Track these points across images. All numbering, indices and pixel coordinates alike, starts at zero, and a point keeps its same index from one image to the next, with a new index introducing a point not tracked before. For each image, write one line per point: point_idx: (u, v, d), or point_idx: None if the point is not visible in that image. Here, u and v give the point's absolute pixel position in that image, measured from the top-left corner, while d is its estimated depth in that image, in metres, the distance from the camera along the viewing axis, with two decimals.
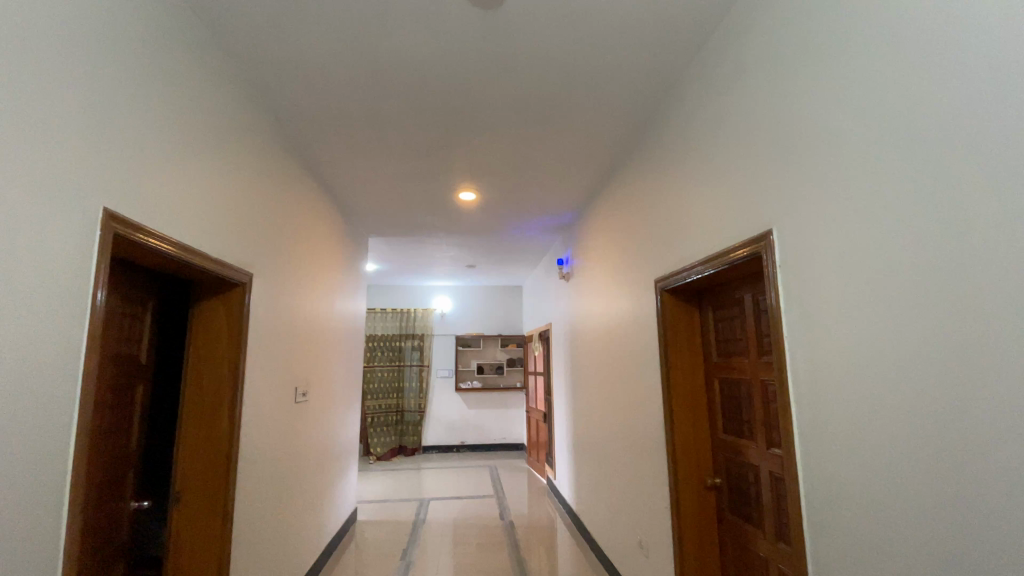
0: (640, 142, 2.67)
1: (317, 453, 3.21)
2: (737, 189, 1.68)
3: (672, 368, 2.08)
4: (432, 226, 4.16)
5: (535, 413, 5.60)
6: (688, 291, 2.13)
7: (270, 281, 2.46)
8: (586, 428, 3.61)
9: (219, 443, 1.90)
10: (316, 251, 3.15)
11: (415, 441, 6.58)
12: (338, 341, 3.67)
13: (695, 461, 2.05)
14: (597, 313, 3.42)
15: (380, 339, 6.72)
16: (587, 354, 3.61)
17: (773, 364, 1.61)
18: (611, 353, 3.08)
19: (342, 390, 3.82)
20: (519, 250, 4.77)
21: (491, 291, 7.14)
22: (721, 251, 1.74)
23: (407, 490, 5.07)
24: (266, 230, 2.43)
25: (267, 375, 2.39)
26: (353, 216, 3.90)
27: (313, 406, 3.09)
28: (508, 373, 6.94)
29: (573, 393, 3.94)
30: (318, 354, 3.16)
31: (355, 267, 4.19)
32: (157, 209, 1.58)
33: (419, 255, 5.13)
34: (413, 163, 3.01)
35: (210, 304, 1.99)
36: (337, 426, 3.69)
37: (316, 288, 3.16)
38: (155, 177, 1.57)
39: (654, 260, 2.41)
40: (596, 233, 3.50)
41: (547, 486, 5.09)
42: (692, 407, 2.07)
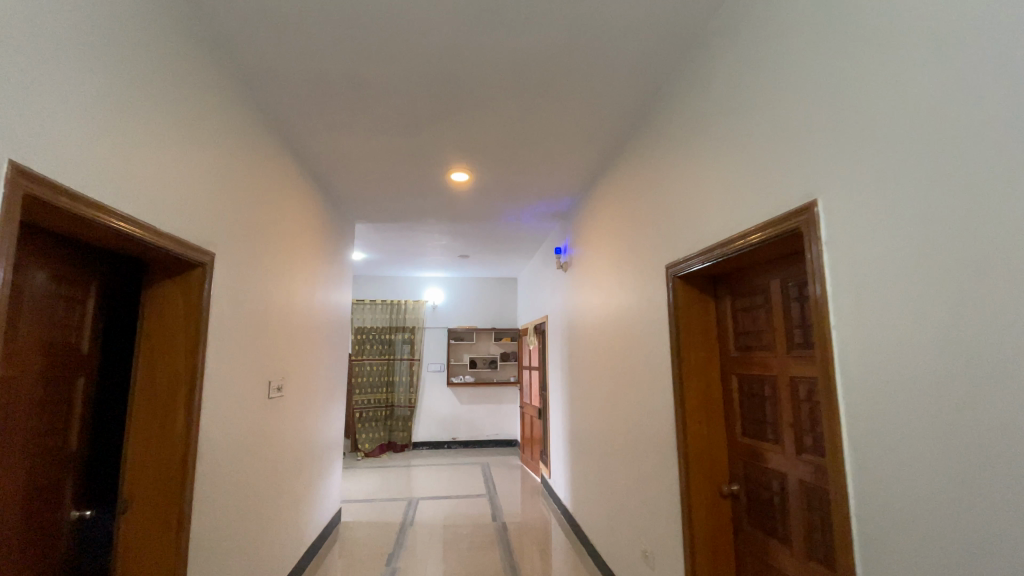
0: (649, 117, 2.45)
1: (296, 452, 2.99)
2: (762, 160, 1.47)
3: (684, 364, 1.88)
4: (423, 211, 3.92)
5: (530, 409, 5.40)
6: (703, 278, 1.92)
7: (241, 265, 2.23)
8: (584, 426, 3.41)
9: (175, 443, 1.67)
10: (294, 235, 2.92)
11: (405, 438, 6.36)
12: (320, 333, 3.44)
13: (709, 465, 1.85)
14: (598, 304, 3.20)
15: (369, 332, 6.48)
16: (586, 347, 3.40)
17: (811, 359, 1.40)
18: (612, 346, 2.87)
19: (325, 385, 3.60)
20: (514, 238, 4.54)
21: (485, 283, 6.91)
22: (749, 229, 1.52)
23: (395, 489, 4.85)
24: (238, 208, 2.20)
25: (238, 368, 2.17)
26: (337, 199, 3.66)
27: (292, 402, 2.87)
28: (501, 368, 6.73)
29: (570, 390, 3.74)
30: (297, 347, 2.93)
31: (340, 255, 3.95)
32: (104, 173, 1.36)
33: (409, 244, 4.90)
34: (402, 138, 2.77)
35: (164, 286, 1.76)
36: (319, 423, 3.47)
37: (295, 276, 2.93)
38: (104, 136, 1.34)
39: (663, 245, 2.20)
40: (598, 218, 3.28)
41: (542, 484, 4.90)
42: (707, 406, 1.87)
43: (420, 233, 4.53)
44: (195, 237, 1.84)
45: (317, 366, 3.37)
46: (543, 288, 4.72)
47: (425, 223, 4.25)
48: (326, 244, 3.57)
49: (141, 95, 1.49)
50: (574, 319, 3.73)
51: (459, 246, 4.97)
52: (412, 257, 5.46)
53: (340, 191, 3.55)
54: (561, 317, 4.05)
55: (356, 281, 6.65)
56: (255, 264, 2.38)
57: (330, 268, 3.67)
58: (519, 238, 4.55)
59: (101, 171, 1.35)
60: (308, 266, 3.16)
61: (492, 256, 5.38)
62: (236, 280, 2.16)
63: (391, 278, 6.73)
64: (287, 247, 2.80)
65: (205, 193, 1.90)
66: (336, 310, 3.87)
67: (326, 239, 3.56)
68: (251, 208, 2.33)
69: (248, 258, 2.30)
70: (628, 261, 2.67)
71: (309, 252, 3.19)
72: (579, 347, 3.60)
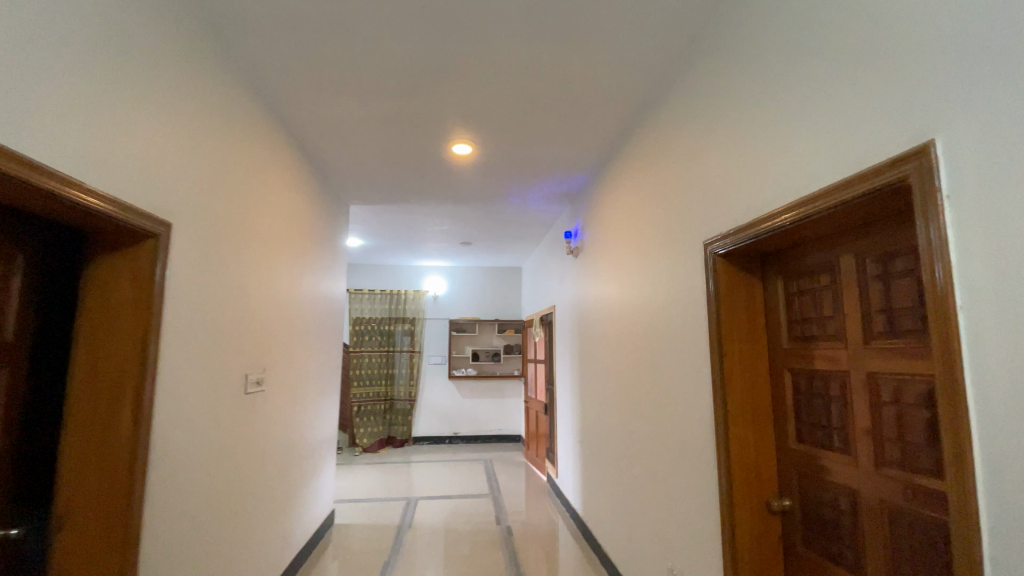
0: (678, 78, 2.14)
1: (281, 452, 2.71)
2: (839, 103, 1.17)
3: (726, 356, 1.59)
4: (423, 191, 3.62)
5: (535, 404, 5.12)
6: (749, 255, 1.63)
7: (220, 241, 1.95)
8: (597, 425, 3.13)
9: (121, 448, 1.40)
10: (280, 212, 2.63)
11: (406, 432, 6.11)
12: (309, 322, 3.16)
13: (755, 475, 1.57)
14: (613, 290, 2.91)
15: (367, 322, 6.20)
16: (599, 339, 3.11)
17: (911, 349, 1.12)
18: (629, 336, 2.58)
19: (316, 378, 3.33)
20: (521, 223, 4.24)
21: (488, 272, 6.63)
22: (820, 189, 1.23)
23: (394, 488, 4.60)
24: (215, 177, 1.92)
25: (214, 360, 1.90)
26: (329, 177, 3.36)
27: (276, 397, 2.59)
28: (506, 361, 6.43)
29: (581, 385, 3.46)
30: (282, 336, 2.65)
31: (333, 239, 3.66)
32: (29, 116, 1.07)
33: (408, 230, 4.61)
34: (398, 105, 2.46)
35: (109, 261, 1.48)
36: (307, 420, 3.19)
37: (281, 259, 2.64)
38: (27, 70, 1.06)
39: (696, 219, 1.90)
40: (613, 197, 2.97)
41: (548, 483, 4.64)
42: (753, 404, 1.59)
43: (419, 217, 4.24)
44: (159, 206, 1.55)
45: (306, 358, 3.09)
46: (551, 276, 4.43)
47: (424, 206, 3.95)
48: (317, 227, 3.28)
49: (82, 24, 1.21)
50: (585, 308, 3.45)
51: (461, 232, 4.68)
52: (411, 243, 5.17)
53: (332, 168, 3.26)
54: (571, 306, 3.76)
55: (353, 270, 6.36)
56: (235, 242, 2.09)
57: (321, 253, 3.38)
58: (525, 223, 4.25)
59: (23, 112, 1.06)
60: (296, 249, 2.86)
61: (495, 243, 5.09)
62: (212, 259, 1.89)
63: (390, 266, 6.44)
64: (271, 225, 2.50)
65: (172, 154, 1.62)
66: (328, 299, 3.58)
67: (317, 221, 3.28)
68: (229, 179, 2.04)
69: (228, 235, 2.02)
70: (650, 241, 2.37)
71: (298, 233, 2.89)
72: (590, 338, 3.31)
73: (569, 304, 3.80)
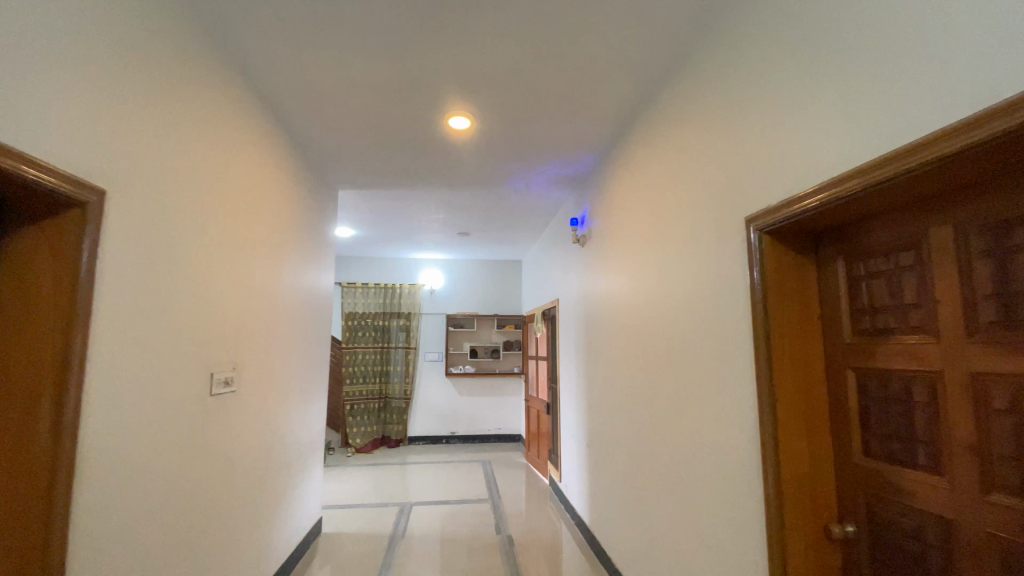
0: (705, 40, 1.87)
1: (256, 459, 2.45)
2: (951, 34, 0.91)
3: (775, 352, 1.33)
4: (416, 175, 3.34)
5: (536, 403, 4.86)
6: (800, 233, 1.37)
7: (180, 220, 1.68)
8: (605, 428, 2.87)
9: (35, 469, 1.15)
10: (258, 192, 2.36)
11: (400, 432, 5.86)
12: (291, 316, 2.89)
13: (809, 495, 1.31)
14: (621, 280, 2.64)
15: (360, 317, 5.93)
16: (607, 334, 2.85)
17: None
18: (637, 329, 2.31)
19: (298, 376, 3.06)
20: (522, 210, 3.97)
21: (487, 266, 6.35)
22: (914, 143, 0.97)
23: (387, 492, 4.34)
24: (177, 146, 1.66)
25: (170, 357, 1.63)
26: (313, 158, 3.08)
27: (250, 398, 2.32)
28: (504, 358, 6.17)
29: (587, 385, 3.20)
30: (258, 331, 2.38)
31: (320, 226, 3.38)
32: None
33: (402, 218, 4.34)
34: (387, 76, 2.19)
35: (26, 236, 1.22)
36: (287, 422, 2.92)
37: (259, 244, 2.37)
38: None
39: (725, 196, 1.63)
40: (622, 178, 2.71)
41: (550, 487, 4.39)
42: (806, 411, 1.33)
43: (413, 204, 3.96)
44: (93, 173, 1.28)
45: (286, 354, 2.82)
46: (554, 269, 4.17)
47: (418, 191, 3.68)
48: (301, 213, 3.00)
49: None
50: (592, 301, 3.18)
51: (459, 221, 4.41)
52: (405, 234, 4.89)
53: (317, 148, 2.98)
54: (576, 300, 3.50)
55: (346, 262, 6.07)
56: (201, 222, 1.82)
57: (306, 241, 3.11)
58: (526, 211, 3.98)
59: None
60: (275, 235, 2.59)
61: (494, 234, 4.82)
62: (169, 239, 1.62)
63: (385, 259, 6.16)
64: (247, 206, 2.23)
65: (116, 116, 1.35)
66: (314, 291, 3.31)
67: (301, 205, 3.00)
68: (196, 148, 1.78)
69: (190, 213, 1.75)
70: (664, 223, 2.11)
71: (278, 217, 2.62)
72: (597, 334, 3.05)
73: (574, 298, 3.54)
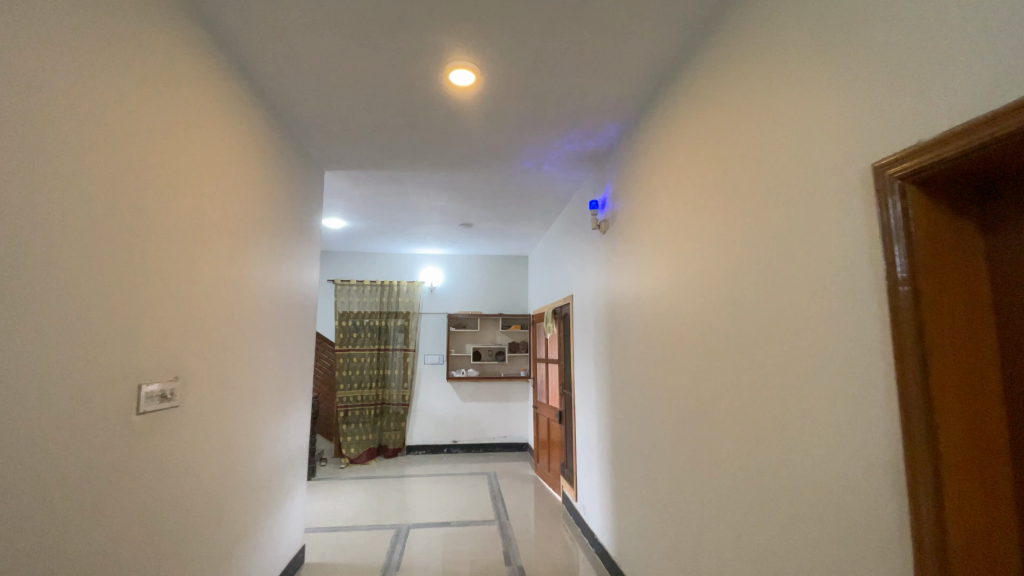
0: None
1: (219, 485, 2.02)
2: None
3: (933, 357, 0.90)
4: (411, 152, 2.92)
5: (546, 410, 4.43)
6: (962, 181, 0.95)
7: (96, 184, 1.27)
8: (636, 444, 2.44)
9: None
10: (221, 163, 1.94)
11: (398, 441, 5.43)
12: (268, 313, 2.46)
13: (991, 567, 0.88)
14: (657, 270, 2.21)
15: (355, 318, 5.50)
16: (638, 334, 2.42)
17: None
18: (687, 328, 1.88)
19: (277, 384, 2.63)
20: (533, 196, 3.54)
21: (491, 262, 5.92)
22: None
23: (382, 511, 3.91)
24: (91, 87, 1.25)
25: (78, 367, 1.21)
26: (292, 132, 2.66)
27: (208, 413, 1.90)
28: (510, 361, 5.73)
29: (611, 393, 2.77)
30: (219, 331, 1.96)
31: (304, 212, 2.96)
32: None
33: (398, 207, 3.91)
34: (372, 18, 1.78)
35: None
36: (263, 438, 2.49)
37: (221, 226, 1.95)
38: None
39: (818, 149, 1.21)
40: (656, 149, 2.28)
41: (564, 505, 3.95)
42: (979, 441, 0.90)
43: (409, 189, 3.53)
44: None
45: (261, 358, 2.39)
46: (567, 262, 3.74)
47: (415, 174, 3.25)
48: (281, 194, 2.58)
49: None
50: (616, 296, 2.75)
51: (461, 210, 3.98)
52: (403, 226, 4.48)
53: (297, 119, 2.56)
54: (595, 296, 3.07)
55: (340, 258, 5.65)
56: (131, 191, 1.41)
57: (286, 228, 2.68)
58: (537, 196, 3.55)
59: None
60: (246, 216, 2.17)
61: (500, 224, 4.39)
62: (79, 207, 1.20)
63: (382, 255, 5.74)
64: (204, 178, 1.81)
65: None
66: (297, 285, 2.88)
67: (279, 186, 2.58)
68: (124, 95, 1.37)
69: (114, 179, 1.33)
70: (718, 194, 1.68)
71: (249, 196, 2.20)
72: (625, 334, 2.62)
73: (593, 294, 3.11)
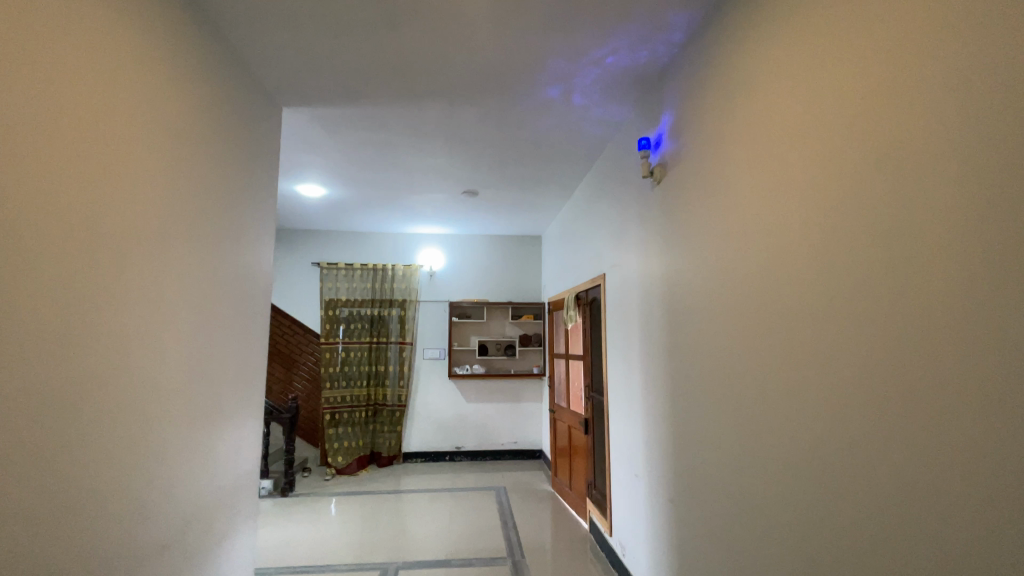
0: None
1: (67, 553, 1.26)
2: None
3: None
4: (394, 74, 2.18)
5: (565, 415, 3.69)
6: None
7: None
8: (714, 477, 1.68)
9: None
10: (56, 36, 1.19)
11: (393, 448, 4.73)
12: (180, 286, 1.70)
13: None
14: (759, 226, 1.47)
15: (344, 306, 4.78)
16: (718, 322, 1.68)
17: None
18: (835, 312, 1.14)
19: (202, 388, 1.87)
20: (555, 147, 2.79)
21: (500, 243, 5.16)
22: None
23: (367, 541, 3.20)
24: None
25: None
26: (222, 40, 1.93)
27: (29, 438, 1.14)
28: (522, 355, 5.00)
29: (667, 401, 2.02)
30: (54, 308, 1.20)
31: (255, 160, 2.23)
32: None
33: (385, 166, 3.17)
34: None
35: None
36: (177, 466, 1.73)
37: (55, 135, 1.19)
38: None
39: None
40: (754, 43, 1.52)
41: (590, 532, 3.22)
42: None
43: (397, 138, 2.78)
44: None
45: (166, 351, 1.64)
46: (596, 233, 2.98)
47: (402, 112, 2.50)
48: (206, 123, 1.84)
49: None
50: (675, 270, 2.00)
51: (463, 170, 3.22)
52: (394, 194, 3.74)
53: (229, 16, 1.83)
54: (638, 272, 2.31)
55: (326, 238, 4.92)
56: None
57: (220, 172, 1.93)
58: (559, 146, 2.78)
59: None
60: (120, 133, 1.40)
61: (512, 191, 3.63)
62: None
63: (375, 235, 5.00)
64: (6, 48, 1.06)
65: None
66: (240, 255, 2.13)
67: (208, 115, 1.86)
68: None
69: None
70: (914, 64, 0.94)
71: (131, 106, 1.45)
72: (691, 319, 1.86)
73: (636, 267, 2.35)
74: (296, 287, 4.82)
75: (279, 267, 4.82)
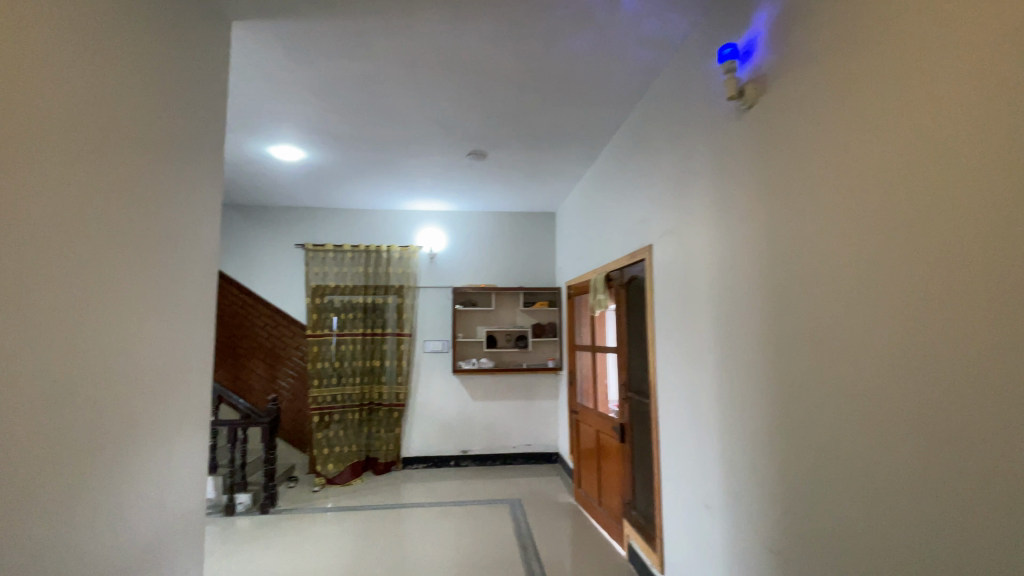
0: None
1: None
2: None
3: None
4: None
5: (592, 417, 3.13)
6: None
7: None
8: (856, 519, 1.12)
9: None
10: None
11: (391, 453, 4.19)
12: (68, 242, 1.11)
13: None
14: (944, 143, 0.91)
15: (333, 293, 4.21)
16: (853, 297, 1.12)
17: None
18: None
19: (114, 395, 1.28)
20: (588, 82, 2.20)
21: (508, 221, 4.58)
22: None
23: (360, 572, 2.66)
24: None
25: None
26: None
27: None
28: (535, 347, 4.44)
29: (762, 406, 1.45)
30: None
31: (198, 84, 1.65)
32: None
33: (375, 113, 2.58)
34: None
35: None
36: (75, 505, 1.15)
37: None
38: None
39: None
40: None
41: (627, 560, 2.67)
42: None
43: (388, 73, 2.20)
44: None
45: (41, 338, 1.04)
46: (637, 195, 2.41)
47: (393, 32, 1.92)
48: (112, 10, 1.26)
49: None
50: (768, 228, 1.44)
51: (470, 118, 2.64)
52: (387, 157, 3.15)
53: None
54: (708, 235, 1.74)
55: (312, 216, 4.33)
56: None
57: (135, 85, 1.35)
58: (594, 79, 2.20)
59: None
60: None
61: (526, 151, 3.05)
62: None
63: (368, 212, 4.41)
64: None
65: None
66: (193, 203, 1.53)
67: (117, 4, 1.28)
68: None
69: None
70: None
71: None
72: (802, 289, 1.29)
73: (704, 229, 1.78)
74: (280, 272, 4.25)
75: (260, 249, 4.24)
